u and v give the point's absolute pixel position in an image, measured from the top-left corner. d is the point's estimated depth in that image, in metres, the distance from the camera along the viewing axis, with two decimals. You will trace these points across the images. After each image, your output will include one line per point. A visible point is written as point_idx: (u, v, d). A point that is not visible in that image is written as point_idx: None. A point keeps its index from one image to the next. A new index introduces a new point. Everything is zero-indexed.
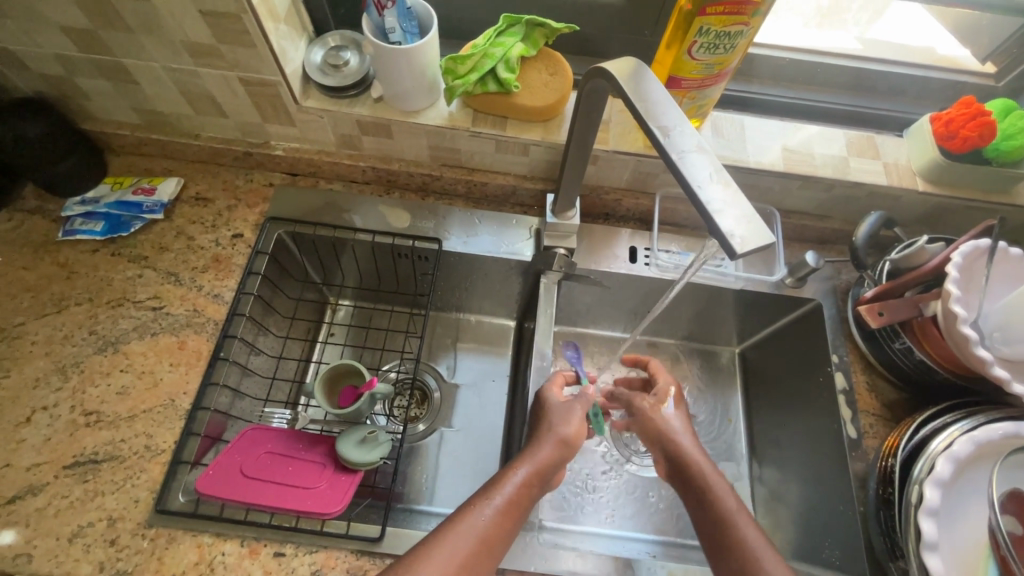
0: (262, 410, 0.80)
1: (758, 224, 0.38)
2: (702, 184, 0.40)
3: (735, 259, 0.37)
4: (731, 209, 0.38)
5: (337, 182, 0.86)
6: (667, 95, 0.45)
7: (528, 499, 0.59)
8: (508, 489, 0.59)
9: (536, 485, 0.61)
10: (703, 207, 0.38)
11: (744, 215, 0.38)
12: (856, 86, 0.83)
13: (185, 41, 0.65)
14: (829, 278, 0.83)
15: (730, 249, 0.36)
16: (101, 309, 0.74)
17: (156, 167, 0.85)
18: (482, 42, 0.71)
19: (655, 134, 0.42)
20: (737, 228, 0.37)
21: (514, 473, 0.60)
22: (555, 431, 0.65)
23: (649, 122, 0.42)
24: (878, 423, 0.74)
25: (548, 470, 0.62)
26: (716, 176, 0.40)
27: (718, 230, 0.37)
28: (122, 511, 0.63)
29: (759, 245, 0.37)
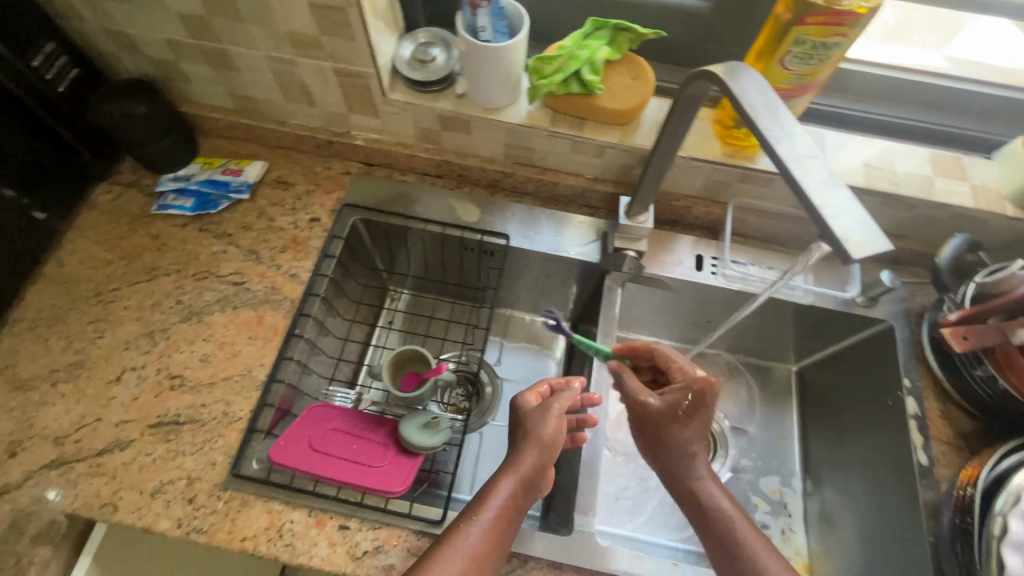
0: (327, 388, 0.82)
1: (873, 231, 0.38)
2: (816, 189, 0.40)
3: (847, 264, 0.37)
4: (846, 214, 0.38)
5: (410, 174, 0.89)
6: (777, 101, 0.46)
7: (515, 510, 0.59)
8: (495, 503, 0.59)
9: (522, 495, 0.60)
10: (817, 210, 0.38)
11: (860, 221, 0.38)
12: (943, 105, 0.80)
13: (289, 32, 0.68)
14: (903, 300, 0.81)
15: (844, 253, 0.37)
16: (188, 281, 0.79)
17: (243, 150, 0.90)
18: (569, 44, 0.72)
19: (765, 137, 0.43)
20: (853, 233, 0.37)
21: (498, 488, 0.60)
22: (535, 438, 0.63)
23: (759, 128, 0.43)
24: (950, 452, 0.72)
25: (532, 478, 0.61)
26: (830, 182, 0.40)
27: (833, 233, 0.37)
28: (201, 472, 0.67)
29: (876, 250, 0.37)
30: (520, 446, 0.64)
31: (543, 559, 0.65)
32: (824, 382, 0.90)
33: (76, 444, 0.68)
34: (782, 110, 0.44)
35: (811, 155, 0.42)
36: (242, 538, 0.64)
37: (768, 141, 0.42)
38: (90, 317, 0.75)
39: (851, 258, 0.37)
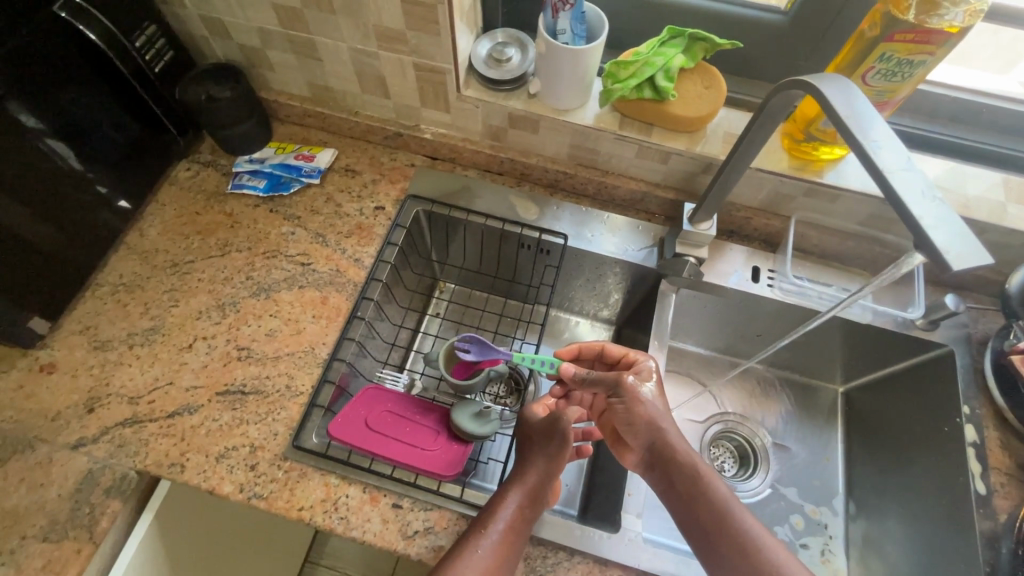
0: (380, 371, 0.84)
1: (974, 243, 0.38)
2: (913, 200, 0.40)
3: (945, 276, 0.38)
4: (946, 226, 0.38)
5: (472, 170, 0.91)
6: (870, 108, 0.45)
7: (523, 523, 0.61)
8: (503, 515, 0.61)
9: (528, 506, 0.63)
10: (915, 221, 0.39)
11: (959, 234, 0.38)
12: (1019, 131, 0.79)
13: (377, 26, 0.71)
14: (965, 325, 0.79)
15: (943, 265, 0.37)
16: (258, 258, 0.82)
17: (314, 138, 0.93)
18: (645, 51, 0.73)
19: (859, 145, 0.43)
20: (953, 246, 0.38)
21: (505, 501, 0.62)
22: (541, 449, 0.67)
23: (851, 136, 0.43)
24: (1010, 484, 0.70)
25: (538, 490, 0.64)
26: (929, 193, 0.40)
27: (932, 244, 0.38)
28: (263, 441, 0.69)
29: (977, 263, 0.37)
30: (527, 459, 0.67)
31: (589, 555, 0.66)
32: (874, 405, 0.89)
33: (149, 405, 0.71)
34: (879, 120, 0.44)
35: (907, 165, 0.42)
36: (300, 507, 0.66)
37: (863, 149, 0.43)
38: (167, 286, 0.79)
39: (950, 270, 0.37)
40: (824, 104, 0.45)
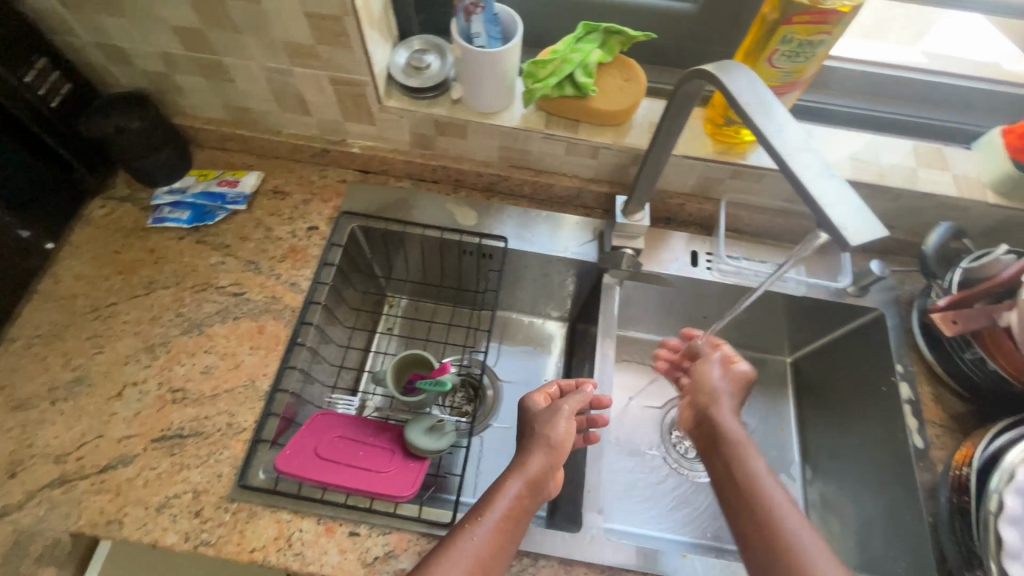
0: (330, 396, 0.82)
1: (871, 218, 0.39)
2: (813, 178, 0.41)
3: (844, 250, 0.39)
4: (844, 202, 0.40)
5: (406, 180, 0.89)
6: (770, 93, 0.46)
7: (522, 515, 0.61)
8: (499, 506, 0.60)
9: (528, 496, 0.62)
10: (813, 201, 0.40)
11: (855, 209, 0.40)
12: (924, 99, 0.83)
13: (285, 42, 0.69)
14: (892, 288, 0.83)
15: (842, 241, 0.38)
16: (186, 293, 0.78)
17: (237, 162, 0.90)
18: (562, 48, 0.73)
19: (760, 131, 0.44)
20: (848, 222, 0.39)
21: (505, 490, 0.62)
22: (545, 439, 0.66)
23: (753, 121, 0.44)
24: (944, 434, 0.74)
25: (539, 480, 0.64)
26: (826, 171, 0.41)
27: (830, 222, 0.39)
28: (207, 485, 0.66)
29: (872, 237, 0.38)
30: (527, 449, 0.66)
31: (553, 557, 0.65)
32: (819, 372, 0.92)
33: (78, 462, 0.67)
34: (777, 102, 0.46)
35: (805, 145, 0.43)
36: (251, 549, 0.63)
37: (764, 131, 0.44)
38: (88, 333, 0.75)
39: (848, 245, 0.38)
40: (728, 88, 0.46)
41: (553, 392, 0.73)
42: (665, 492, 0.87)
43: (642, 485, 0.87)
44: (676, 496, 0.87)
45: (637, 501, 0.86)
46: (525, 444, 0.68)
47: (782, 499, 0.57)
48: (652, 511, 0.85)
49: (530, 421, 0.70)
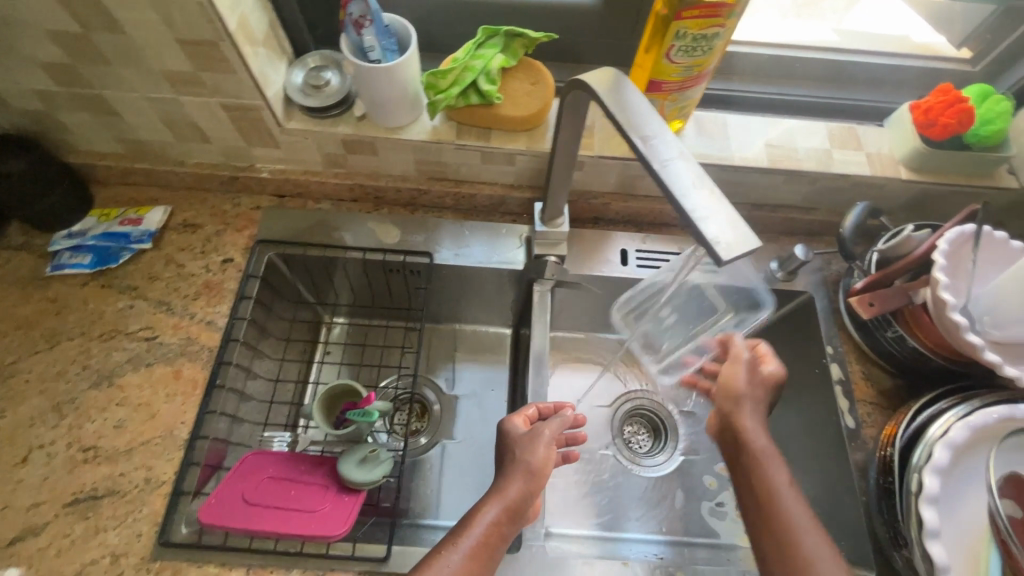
0: (262, 434, 0.80)
1: (744, 229, 0.38)
2: (686, 192, 0.41)
3: (722, 265, 0.38)
4: (716, 215, 0.39)
5: (325, 201, 0.86)
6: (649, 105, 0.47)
7: (499, 540, 0.59)
8: (474, 533, 0.58)
9: (507, 523, 0.60)
10: (687, 215, 0.39)
11: (728, 222, 0.39)
12: (837, 78, 0.83)
13: (164, 71, 0.64)
14: (820, 269, 0.84)
15: (716, 255, 0.37)
16: (93, 343, 0.74)
17: (142, 196, 0.85)
18: (462, 56, 0.71)
19: (637, 147, 0.44)
20: (722, 235, 0.38)
21: (482, 514, 0.59)
22: (523, 463, 0.64)
23: (631, 136, 0.45)
24: (875, 412, 0.75)
25: (518, 504, 0.61)
26: (699, 184, 0.41)
27: (704, 237, 0.38)
28: (126, 547, 0.63)
29: (745, 249, 0.37)
30: (507, 472, 0.64)
31: None
32: None
33: None
34: (656, 118, 0.46)
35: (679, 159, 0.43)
36: None
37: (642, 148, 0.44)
38: None
39: (722, 260, 0.37)
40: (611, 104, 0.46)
41: (532, 414, 0.71)
42: (613, 491, 0.87)
43: (592, 488, 0.87)
44: (627, 494, 0.87)
45: (586, 504, 0.86)
46: (503, 468, 0.65)
47: (792, 498, 0.57)
48: (603, 512, 0.85)
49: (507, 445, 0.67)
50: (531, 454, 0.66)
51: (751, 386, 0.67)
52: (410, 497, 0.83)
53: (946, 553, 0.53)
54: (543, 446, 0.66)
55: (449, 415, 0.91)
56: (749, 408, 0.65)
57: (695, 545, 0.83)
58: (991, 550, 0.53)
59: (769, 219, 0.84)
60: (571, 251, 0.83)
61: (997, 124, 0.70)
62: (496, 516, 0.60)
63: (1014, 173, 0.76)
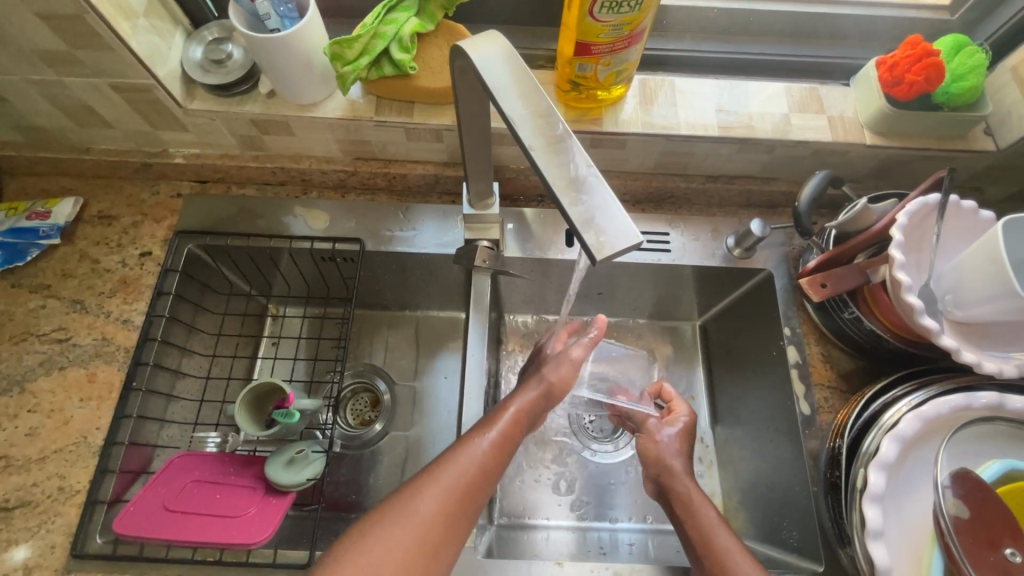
0: (193, 434, 0.76)
1: (622, 220, 0.35)
2: (567, 175, 0.37)
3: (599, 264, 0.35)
4: (595, 201, 0.36)
5: (250, 186, 0.81)
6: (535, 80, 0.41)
7: (520, 436, 0.57)
8: (502, 424, 0.56)
9: (528, 423, 0.59)
10: (563, 208, 0.36)
11: (607, 215, 0.36)
12: (800, 33, 0.75)
13: (36, 50, 0.58)
14: (781, 244, 0.77)
15: (589, 252, 0.35)
16: (3, 347, 0.70)
17: (54, 187, 0.79)
18: (371, 21, 0.65)
19: (510, 126, 0.39)
20: (599, 231, 0.35)
21: (507, 409, 0.58)
22: (544, 377, 0.62)
23: (510, 115, 0.39)
24: (833, 396, 0.70)
25: (539, 406, 0.60)
26: (579, 168, 0.37)
27: (580, 234, 0.35)
28: (38, 559, 0.60)
29: (618, 248, 0.34)
30: (540, 375, 0.62)
31: None
32: (717, 336, 0.87)
33: None
34: (547, 94, 0.40)
35: (563, 140, 0.38)
36: None
37: (525, 131, 0.39)
38: None
39: (596, 259, 0.35)
40: (494, 85, 0.40)
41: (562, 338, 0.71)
42: (570, 476, 0.82)
43: (549, 474, 0.82)
44: (583, 482, 0.82)
45: (540, 492, 0.80)
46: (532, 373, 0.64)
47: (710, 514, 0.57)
48: (556, 503, 0.80)
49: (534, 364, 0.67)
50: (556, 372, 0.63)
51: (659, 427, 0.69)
52: (362, 492, 0.81)
53: (889, 555, 0.50)
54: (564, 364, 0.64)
55: (404, 402, 0.87)
56: (666, 451, 0.66)
57: (662, 533, 0.79)
58: (935, 552, 0.50)
59: (725, 191, 0.78)
60: (512, 232, 0.77)
61: (969, 80, 0.62)
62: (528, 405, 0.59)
63: (991, 134, 0.69)
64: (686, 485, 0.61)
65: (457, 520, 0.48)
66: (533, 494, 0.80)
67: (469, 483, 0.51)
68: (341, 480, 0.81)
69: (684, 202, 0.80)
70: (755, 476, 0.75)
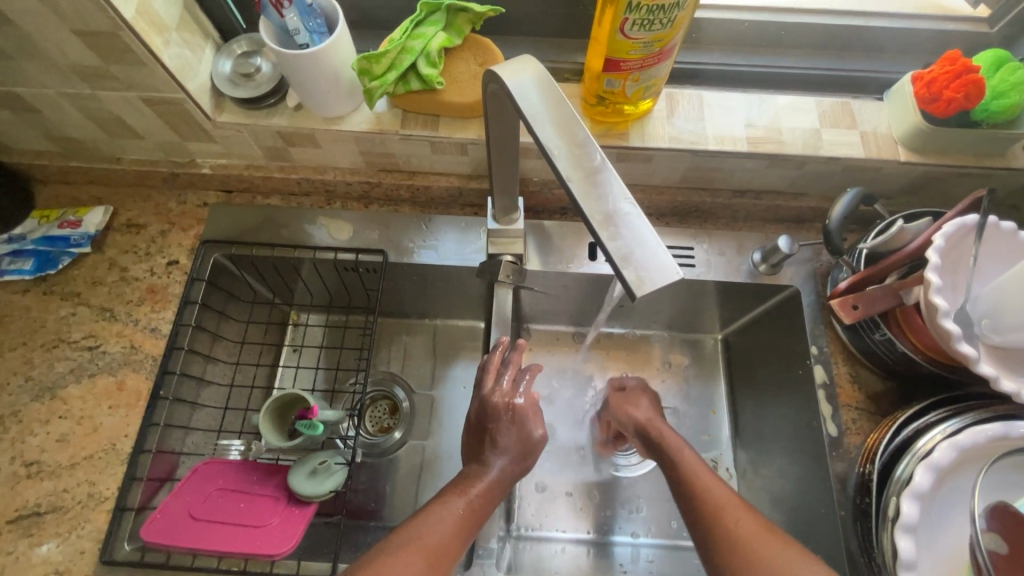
0: (216, 442, 0.76)
1: (662, 257, 0.36)
2: (605, 209, 0.38)
3: (638, 298, 0.36)
4: (634, 236, 0.36)
5: (274, 196, 0.81)
6: (575, 110, 0.41)
7: (493, 499, 0.59)
8: (476, 488, 0.59)
9: (502, 485, 0.61)
10: (602, 242, 0.36)
11: (645, 250, 0.36)
12: (832, 45, 0.74)
13: (70, 65, 0.59)
14: (808, 261, 0.76)
15: (628, 289, 0.35)
16: (35, 353, 0.71)
17: (85, 196, 0.81)
18: (398, 36, 0.65)
19: (546, 153, 0.39)
20: (637, 267, 0.36)
21: (479, 477, 0.60)
22: (520, 429, 0.64)
23: (546, 141, 0.40)
24: (861, 418, 0.69)
25: (524, 456, 0.63)
26: (619, 203, 0.38)
27: (619, 269, 0.36)
28: (68, 564, 0.62)
29: (658, 283, 0.35)
30: (499, 444, 0.63)
31: None
32: (739, 351, 0.85)
33: None
34: (582, 123, 0.40)
35: (600, 172, 0.39)
36: None
37: (563, 161, 0.39)
38: None
39: (636, 295, 0.35)
40: (529, 113, 0.40)
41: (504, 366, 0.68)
42: (591, 490, 0.81)
43: (569, 488, 0.81)
44: (602, 495, 0.81)
45: (559, 506, 0.80)
46: (491, 440, 0.63)
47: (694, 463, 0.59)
48: (576, 515, 0.79)
49: (493, 416, 0.64)
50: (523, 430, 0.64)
51: (632, 397, 0.70)
52: (381, 500, 0.81)
53: None
54: (536, 423, 0.64)
55: (422, 411, 0.87)
56: (637, 410, 0.68)
57: (681, 548, 0.78)
58: None
59: (752, 206, 0.77)
60: (533, 245, 0.77)
61: (1012, 96, 0.60)
62: (501, 471, 0.61)
63: None
64: (653, 425, 0.65)
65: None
66: (551, 507, 0.80)
67: (449, 538, 0.54)
68: (360, 488, 0.82)
69: (709, 216, 0.80)
70: (779, 496, 0.74)
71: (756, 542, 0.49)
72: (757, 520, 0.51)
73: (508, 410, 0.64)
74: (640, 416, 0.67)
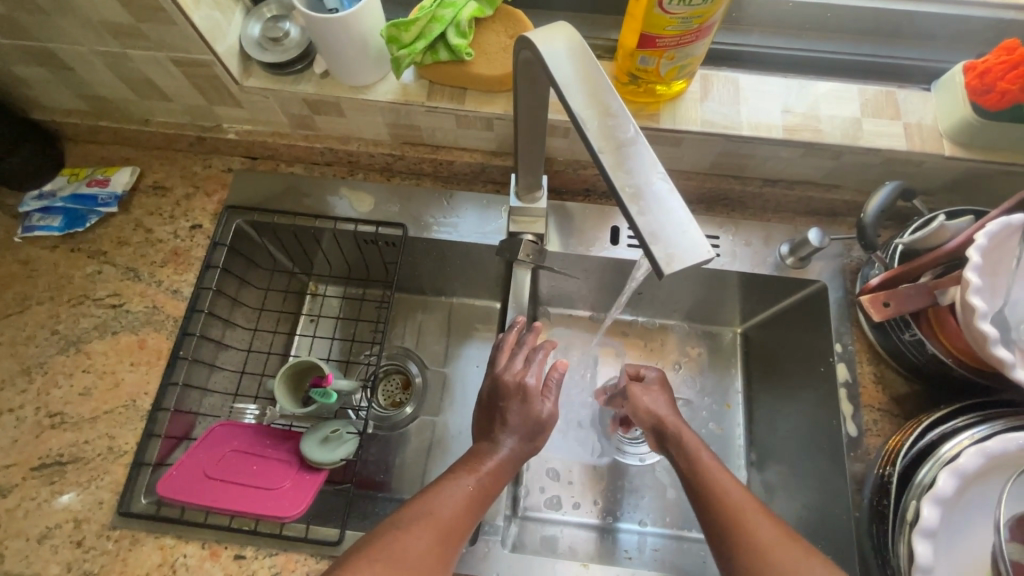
0: (232, 405, 0.78)
1: (693, 235, 0.35)
2: (637, 184, 0.36)
3: (666, 276, 0.35)
4: (666, 214, 0.35)
5: (297, 165, 0.81)
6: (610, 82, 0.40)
7: (506, 471, 0.60)
8: (486, 466, 0.59)
9: (511, 463, 0.61)
10: (631, 217, 0.35)
11: (676, 226, 0.35)
12: (878, 31, 0.71)
13: (103, 22, 0.59)
14: (838, 256, 0.74)
15: (657, 266, 0.34)
16: (62, 309, 0.73)
17: (113, 156, 0.82)
18: (429, 4, 0.64)
19: (578, 125, 0.38)
20: (668, 245, 0.35)
21: (491, 451, 0.60)
22: (529, 408, 0.63)
23: (581, 113, 0.38)
24: (882, 420, 0.67)
25: (535, 431, 0.63)
26: (650, 178, 0.36)
27: (648, 246, 0.34)
28: (87, 513, 0.64)
29: (688, 263, 0.34)
30: (509, 423, 0.62)
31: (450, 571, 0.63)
32: (758, 345, 0.83)
33: None
34: (616, 94, 0.39)
35: (631, 145, 0.37)
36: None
37: (593, 132, 0.38)
38: None
39: (664, 273, 0.34)
40: (562, 83, 0.39)
41: (513, 343, 0.68)
42: (596, 476, 0.80)
43: (575, 473, 0.80)
44: (611, 482, 0.80)
45: (567, 491, 0.79)
46: (501, 419, 0.63)
47: (711, 461, 0.58)
48: (585, 499, 0.79)
49: (504, 395, 0.64)
50: (529, 416, 0.63)
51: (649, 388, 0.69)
52: (390, 471, 0.82)
53: None
54: (544, 401, 0.64)
55: (434, 388, 0.87)
56: (655, 403, 0.67)
57: (687, 539, 0.77)
58: None
59: (784, 196, 0.74)
60: (554, 225, 0.75)
61: None
62: (511, 450, 0.61)
63: None
64: (673, 421, 0.65)
65: (442, 557, 0.51)
66: (558, 490, 0.79)
67: (460, 517, 0.54)
68: (370, 459, 0.83)
69: (737, 204, 0.77)
70: (790, 494, 0.73)
71: (776, 549, 0.48)
72: (776, 526, 0.50)
73: (518, 389, 0.64)
74: (657, 410, 0.66)
